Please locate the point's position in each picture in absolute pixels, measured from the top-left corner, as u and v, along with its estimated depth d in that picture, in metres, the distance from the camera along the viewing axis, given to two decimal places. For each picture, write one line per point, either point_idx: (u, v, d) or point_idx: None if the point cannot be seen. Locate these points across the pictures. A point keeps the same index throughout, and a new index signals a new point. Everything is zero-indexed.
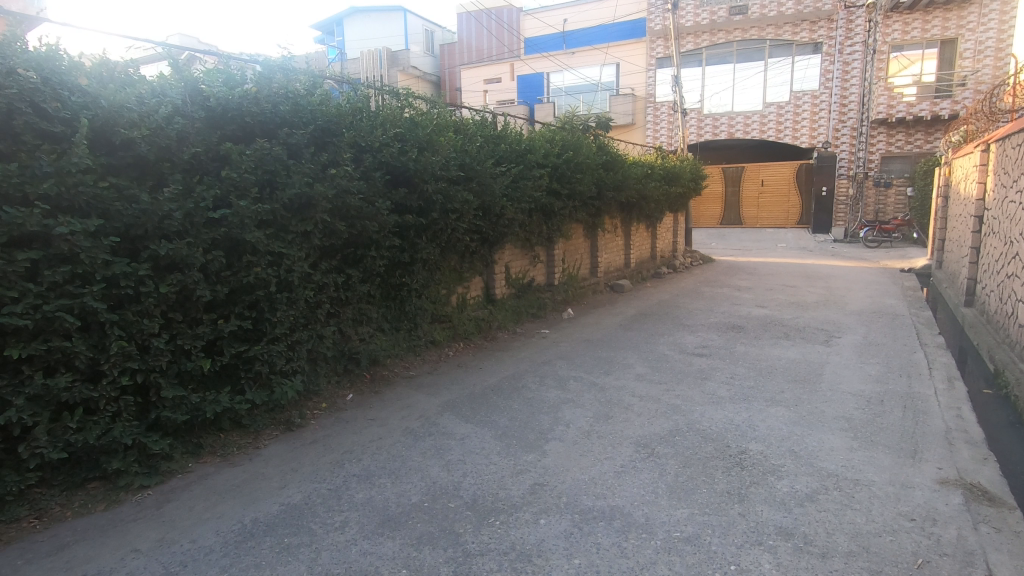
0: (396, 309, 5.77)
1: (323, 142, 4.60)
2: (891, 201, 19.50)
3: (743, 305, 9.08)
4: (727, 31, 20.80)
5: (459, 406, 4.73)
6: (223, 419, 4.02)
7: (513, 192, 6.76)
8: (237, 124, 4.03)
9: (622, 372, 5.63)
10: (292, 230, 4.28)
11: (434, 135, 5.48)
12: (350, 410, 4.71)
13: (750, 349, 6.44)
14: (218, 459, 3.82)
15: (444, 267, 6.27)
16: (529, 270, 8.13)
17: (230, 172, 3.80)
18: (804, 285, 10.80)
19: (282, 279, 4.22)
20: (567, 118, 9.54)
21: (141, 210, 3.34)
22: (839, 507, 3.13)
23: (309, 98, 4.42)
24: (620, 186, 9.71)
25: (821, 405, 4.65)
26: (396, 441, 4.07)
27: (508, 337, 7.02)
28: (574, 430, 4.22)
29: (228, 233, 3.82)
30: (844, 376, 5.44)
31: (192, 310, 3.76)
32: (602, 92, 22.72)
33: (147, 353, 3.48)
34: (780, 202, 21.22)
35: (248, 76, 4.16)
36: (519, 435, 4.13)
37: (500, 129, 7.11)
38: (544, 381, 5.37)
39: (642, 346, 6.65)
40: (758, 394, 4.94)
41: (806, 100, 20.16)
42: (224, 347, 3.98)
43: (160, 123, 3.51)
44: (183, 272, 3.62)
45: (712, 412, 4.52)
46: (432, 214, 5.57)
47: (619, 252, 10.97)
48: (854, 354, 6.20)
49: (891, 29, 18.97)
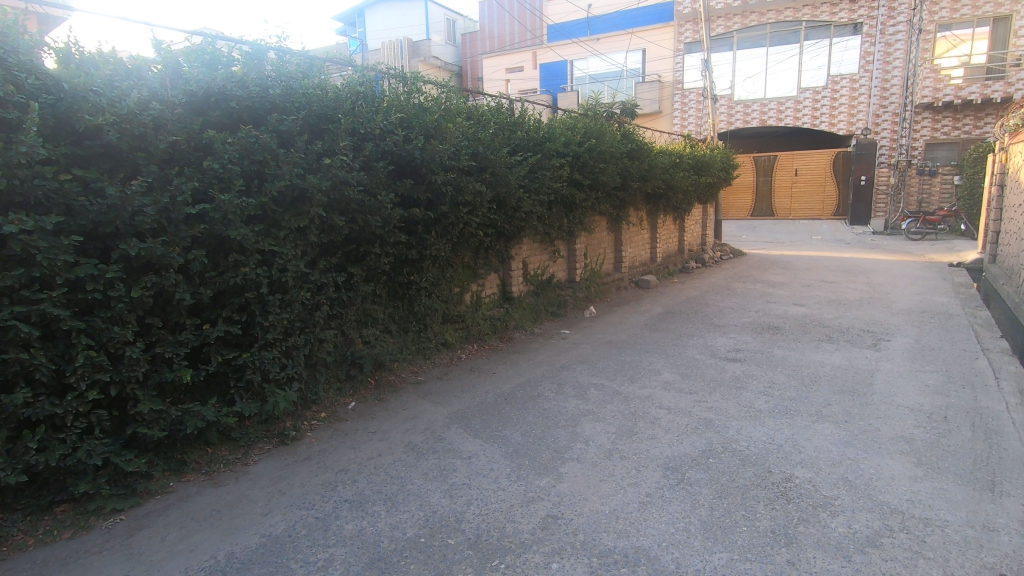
0: (404, 309, 5.42)
1: (319, 130, 4.19)
2: (936, 190, 18.25)
3: (779, 302, 8.48)
4: (760, 13, 19.92)
5: (467, 418, 4.32)
6: (209, 432, 3.69)
7: (530, 184, 6.29)
8: (222, 109, 3.67)
9: (648, 380, 5.15)
10: (285, 226, 3.92)
11: (443, 122, 5.03)
12: (350, 421, 4.34)
13: (790, 354, 5.89)
14: (202, 478, 3.49)
15: (457, 263, 5.85)
16: (548, 265, 7.67)
17: (212, 162, 3.43)
18: (844, 281, 10.10)
19: (275, 279, 3.88)
20: (591, 105, 9.01)
21: (109, 205, 3.00)
22: (909, 556, 2.63)
23: (303, 82, 4.05)
24: (646, 175, 9.17)
25: (876, 423, 4.11)
26: (396, 459, 3.69)
27: (526, 338, 6.60)
28: (594, 448, 3.77)
29: (211, 230, 3.47)
30: (899, 387, 4.86)
31: (173, 315, 3.45)
32: (628, 78, 21.91)
33: (120, 363, 3.16)
34: (815, 192, 20.25)
35: (235, 58, 3.81)
36: (532, 454, 3.71)
37: (517, 115, 6.66)
38: (562, 389, 4.92)
39: (669, 349, 6.14)
40: (802, 407, 4.42)
41: (845, 85, 19.10)
42: (211, 354, 3.68)
43: (132, 109, 3.17)
44: (161, 273, 3.28)
45: (750, 430, 4.03)
46: (441, 207, 5.14)
47: (645, 246, 10.42)
48: (908, 360, 5.59)
49: (939, 7, 17.83)
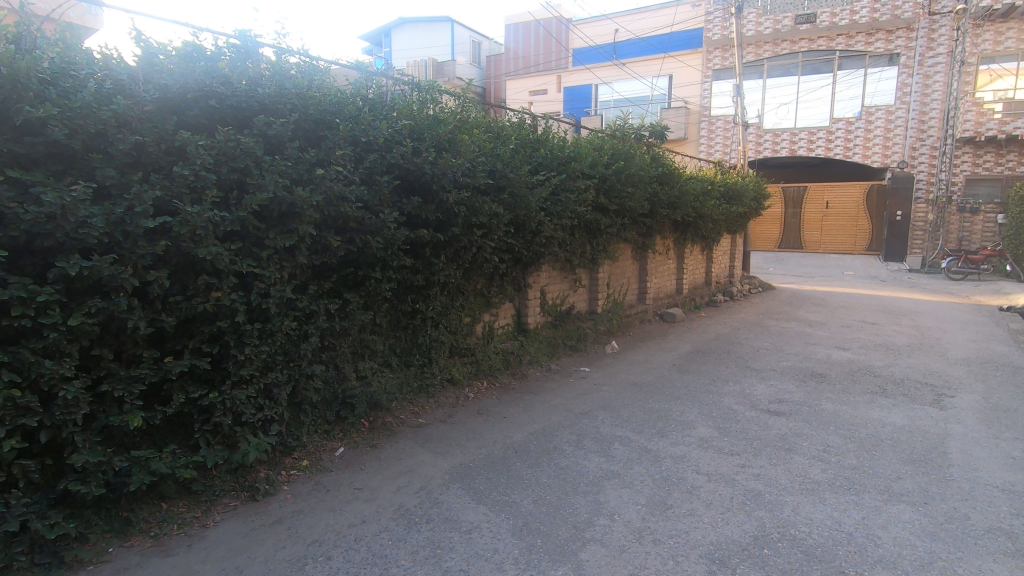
0: (406, 341, 4.85)
1: (316, 137, 3.68)
2: (978, 229, 17.34)
3: (820, 345, 7.74)
4: (792, 41, 19.47)
5: (471, 476, 3.69)
6: (163, 485, 3.11)
7: (552, 206, 5.73)
8: (202, 108, 3.19)
9: (681, 435, 4.46)
10: (268, 245, 3.39)
11: (458, 134, 4.51)
12: (335, 472, 3.73)
13: (841, 409, 5.17)
14: (149, 544, 2.90)
15: (468, 292, 5.28)
16: (568, 295, 7.05)
17: (182, 167, 2.93)
18: (888, 323, 9.31)
19: (253, 306, 3.35)
20: (618, 126, 8.50)
21: (47, 214, 2.49)
22: None
23: (299, 83, 3.57)
24: (676, 202, 8.59)
25: (963, 508, 3.41)
26: (383, 530, 3.07)
27: (541, 376, 5.97)
28: (621, 526, 3.12)
29: (177, 247, 2.95)
30: (980, 459, 4.12)
31: (128, 346, 2.93)
32: (653, 104, 21.53)
33: (53, 405, 2.63)
34: (847, 226, 19.44)
35: (222, 52, 3.34)
36: (547, 531, 3.05)
37: (541, 133, 6.14)
38: (581, 442, 4.26)
39: (702, 397, 5.44)
40: (868, 481, 3.72)
41: (880, 116, 18.45)
42: (173, 391, 3.15)
43: (89, 103, 2.70)
44: (112, 297, 2.76)
45: (810, 509, 3.34)
46: (452, 229, 4.59)
47: (671, 277, 9.77)
48: (981, 423, 4.85)
49: (982, 39, 17.23)
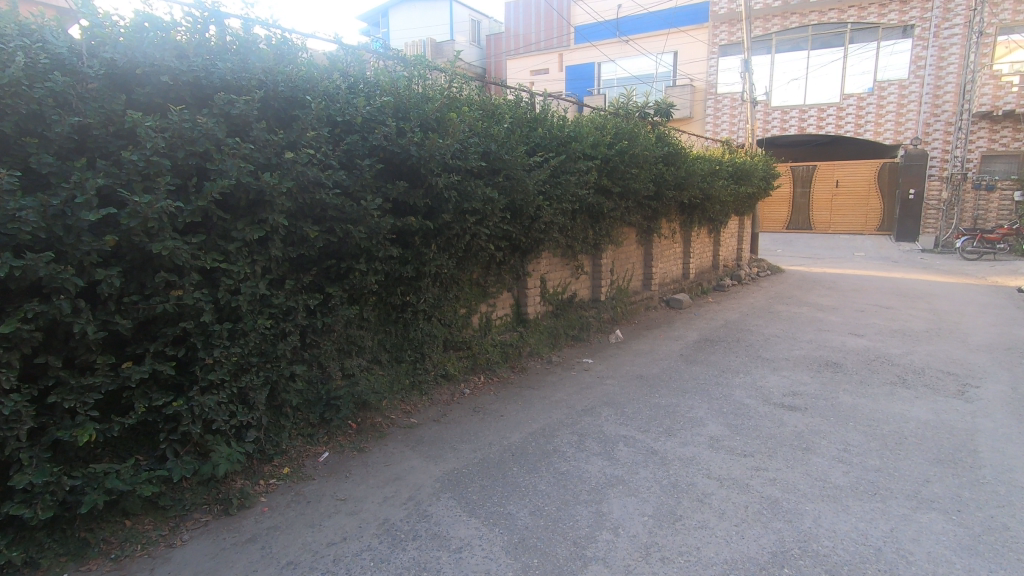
0: (397, 336, 4.57)
1: (287, 118, 3.37)
2: (994, 206, 16.84)
3: (834, 331, 7.41)
4: (802, 14, 18.84)
5: (464, 484, 3.42)
6: (126, 501, 2.85)
7: (552, 190, 5.38)
8: (156, 86, 2.86)
9: (690, 434, 4.17)
10: (236, 236, 3.09)
11: (447, 112, 4.16)
12: (319, 480, 3.46)
13: (861, 402, 4.87)
14: (109, 567, 2.64)
15: (462, 282, 4.98)
16: (569, 282, 6.74)
17: (131, 151, 2.62)
18: (903, 307, 8.96)
19: (222, 305, 3.07)
20: (621, 103, 8.08)
21: None
22: None
23: (267, 56, 3.24)
24: (683, 183, 8.20)
25: (1002, 517, 3.10)
26: (364, 549, 2.80)
27: (541, 369, 5.68)
28: (626, 542, 2.84)
29: (129, 241, 2.65)
30: (1014, 458, 3.82)
31: (80, 351, 2.65)
32: (658, 83, 21.03)
33: None
34: (857, 205, 18.95)
35: (180, 23, 3.01)
36: (544, 549, 2.78)
37: (538, 111, 5.76)
38: (583, 444, 3.98)
39: (712, 391, 5.14)
40: (895, 486, 3.43)
41: (892, 91, 17.83)
42: (134, 399, 2.87)
43: (19, 80, 2.38)
44: (56, 299, 2.47)
45: (833, 520, 3.05)
46: (442, 216, 4.27)
47: (677, 261, 9.42)
48: (1012, 417, 4.53)
49: (1000, 8, 16.56)
